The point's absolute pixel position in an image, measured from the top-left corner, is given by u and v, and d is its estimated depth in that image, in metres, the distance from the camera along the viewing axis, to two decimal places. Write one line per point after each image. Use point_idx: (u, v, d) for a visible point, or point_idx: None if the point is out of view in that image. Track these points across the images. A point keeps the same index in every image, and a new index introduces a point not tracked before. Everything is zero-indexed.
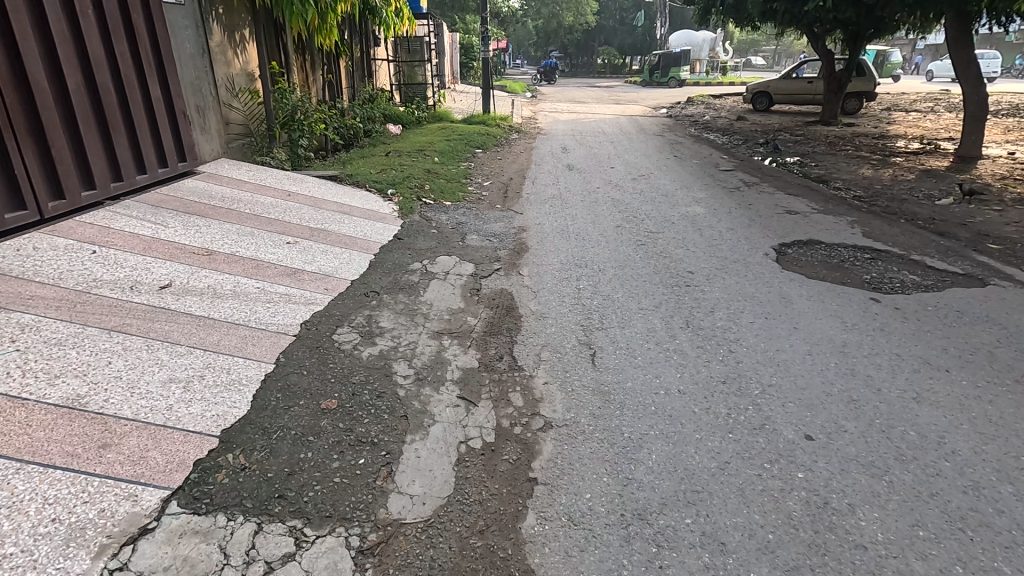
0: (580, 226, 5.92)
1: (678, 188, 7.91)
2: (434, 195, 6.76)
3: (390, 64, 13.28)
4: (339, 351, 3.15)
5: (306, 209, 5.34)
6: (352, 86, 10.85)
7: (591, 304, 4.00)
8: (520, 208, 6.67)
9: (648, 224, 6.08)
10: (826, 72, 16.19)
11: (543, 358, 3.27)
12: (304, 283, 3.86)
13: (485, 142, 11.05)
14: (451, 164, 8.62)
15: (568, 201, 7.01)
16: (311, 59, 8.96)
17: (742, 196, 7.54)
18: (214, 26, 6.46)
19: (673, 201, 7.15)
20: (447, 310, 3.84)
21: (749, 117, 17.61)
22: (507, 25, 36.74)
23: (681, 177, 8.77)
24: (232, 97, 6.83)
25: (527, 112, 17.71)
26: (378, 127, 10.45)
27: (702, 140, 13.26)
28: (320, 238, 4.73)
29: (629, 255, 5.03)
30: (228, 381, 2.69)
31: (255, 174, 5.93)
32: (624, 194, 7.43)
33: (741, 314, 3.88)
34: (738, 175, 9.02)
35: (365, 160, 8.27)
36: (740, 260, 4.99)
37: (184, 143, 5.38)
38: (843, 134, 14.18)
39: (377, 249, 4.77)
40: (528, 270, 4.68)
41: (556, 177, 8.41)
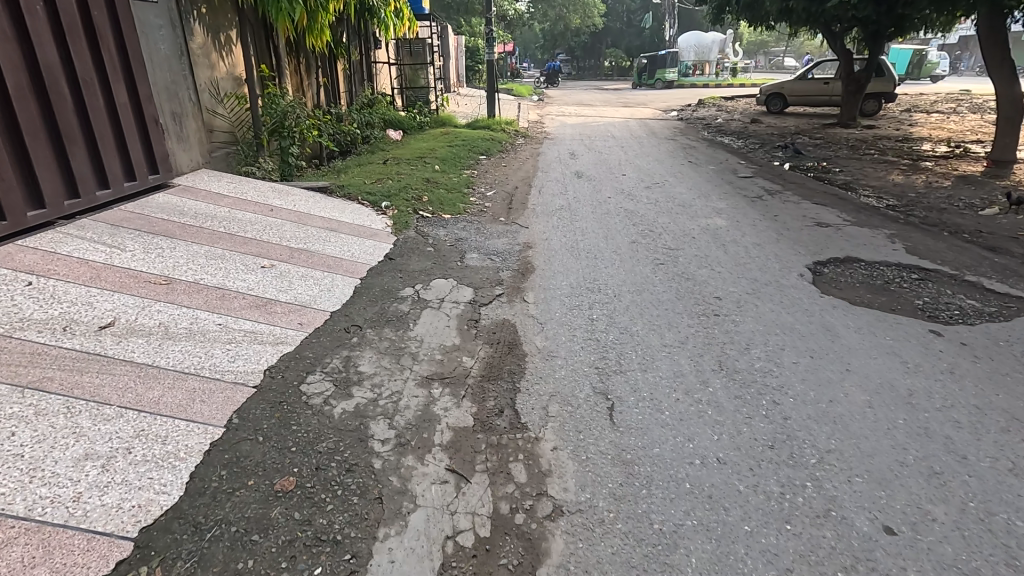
0: (592, 242, 5.39)
1: (695, 197, 7.36)
2: (433, 208, 6.24)
3: (391, 67, 12.82)
4: (305, 407, 2.63)
5: (288, 226, 4.83)
6: (350, 90, 10.42)
7: (607, 339, 3.47)
8: (526, 221, 6.15)
9: (667, 238, 5.54)
10: (844, 72, 15.62)
11: (551, 415, 2.73)
12: (275, 317, 3.35)
13: (489, 148, 10.56)
14: (453, 172, 8.12)
15: (578, 212, 6.48)
16: (304, 62, 8.49)
17: (765, 206, 6.98)
18: (196, 26, 6.00)
19: (691, 212, 6.60)
20: (440, 348, 3.33)
21: (764, 120, 17.01)
22: (513, 28, 36.32)
23: (698, 184, 8.22)
24: (217, 104, 6.37)
25: (533, 116, 17.21)
26: (377, 133, 9.98)
27: (716, 144, 12.69)
28: (301, 260, 4.23)
29: (647, 277, 4.50)
30: (161, 455, 2.18)
31: (237, 187, 5.45)
32: (638, 205, 6.89)
33: (782, 352, 3.34)
34: (758, 182, 8.45)
35: (361, 169, 7.80)
36: (773, 282, 4.44)
37: (156, 154, 4.90)
38: (864, 137, 13.55)
39: (365, 272, 4.25)
40: (534, 296, 4.15)
41: (564, 185, 7.89)
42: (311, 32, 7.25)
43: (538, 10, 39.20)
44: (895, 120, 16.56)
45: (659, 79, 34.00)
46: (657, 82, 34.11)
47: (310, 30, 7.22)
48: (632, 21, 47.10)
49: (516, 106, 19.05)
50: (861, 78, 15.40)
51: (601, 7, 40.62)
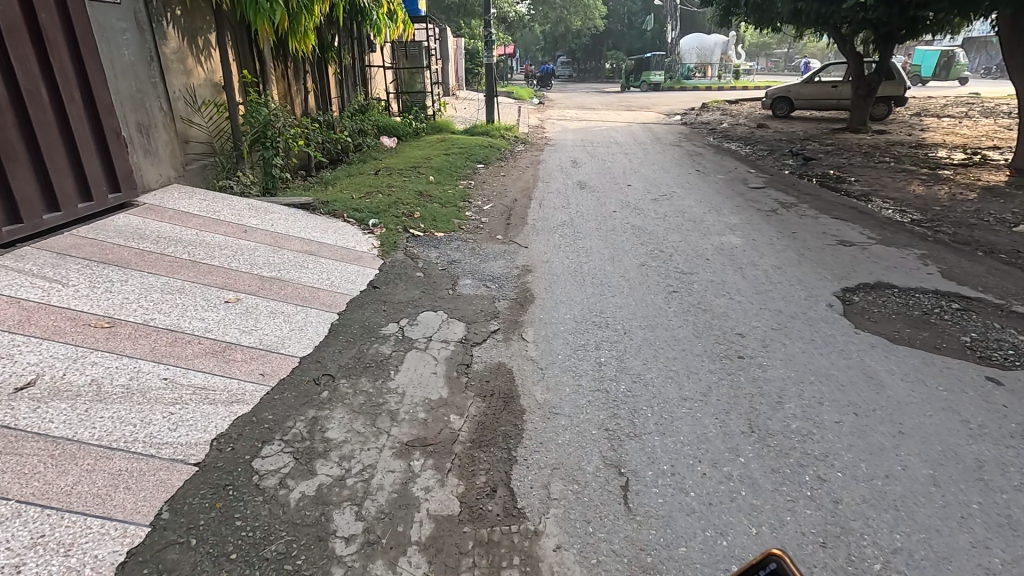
0: (597, 265, 4.94)
1: (706, 211, 6.90)
2: (424, 224, 5.78)
3: (387, 72, 12.40)
4: (256, 492, 2.17)
5: (262, 250, 4.38)
6: (342, 95, 10.00)
7: (617, 392, 3.01)
8: (525, 239, 5.69)
9: (679, 260, 5.08)
10: (854, 75, 15.12)
11: (554, 498, 2.27)
12: (232, 366, 2.89)
13: (487, 157, 10.10)
14: (448, 184, 7.67)
15: (581, 229, 6.01)
16: (291, 67, 8.07)
17: (782, 221, 6.53)
18: (170, 29, 5.58)
19: (704, 228, 6.14)
20: (423, 403, 2.87)
21: (771, 124, 16.56)
22: (513, 30, 35.93)
23: (708, 195, 7.78)
24: (194, 112, 5.93)
25: (533, 120, 16.78)
26: (370, 141, 9.56)
27: (723, 150, 12.26)
28: (272, 291, 3.77)
29: (660, 308, 4.04)
30: (59, 573, 1.72)
31: (210, 205, 5.01)
32: (646, 220, 6.43)
33: (820, 408, 2.88)
34: (771, 194, 8.00)
35: (350, 181, 7.36)
36: (801, 315, 3.97)
37: (118, 171, 4.45)
38: (876, 143, 13.09)
39: (343, 305, 3.80)
40: (533, 333, 3.69)
41: (566, 198, 7.44)
42: (294, 36, 6.81)
43: (539, 12, 38.06)
44: (906, 125, 16.10)
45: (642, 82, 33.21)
46: (643, 84, 33.39)
47: (293, 33, 6.78)
48: (634, 23, 46.72)
49: (516, 110, 18.61)
50: (873, 81, 14.88)
51: (602, 10, 40.25)
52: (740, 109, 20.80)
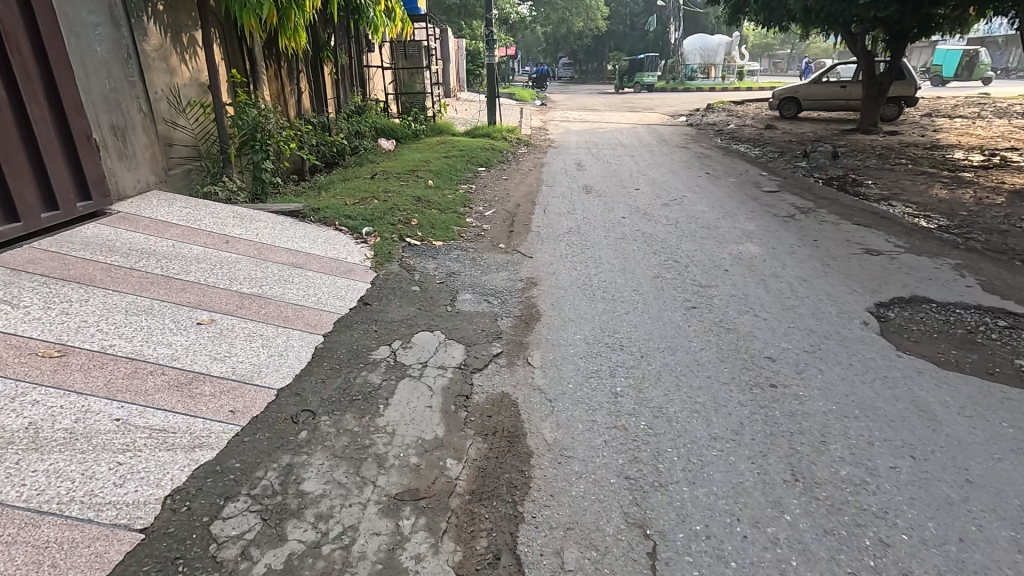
0: (607, 277, 4.59)
1: (720, 217, 6.54)
2: (422, 232, 5.42)
3: (386, 72, 12.07)
4: (212, 567, 1.81)
5: (244, 263, 4.03)
6: (339, 96, 9.67)
7: (637, 430, 2.65)
8: (529, 248, 5.34)
9: (696, 272, 4.72)
10: (865, 75, 14.73)
11: (569, 570, 1.91)
12: (198, 402, 2.53)
13: (489, 159, 9.75)
14: (448, 188, 7.32)
15: (589, 237, 5.66)
16: (283, 67, 7.74)
17: (801, 228, 6.16)
18: (150, 25, 5.24)
19: (719, 236, 5.78)
20: (415, 445, 2.50)
21: (779, 126, 16.18)
22: (515, 30, 35.63)
23: (721, 199, 7.42)
24: (178, 114, 5.59)
25: (535, 122, 16.44)
26: (367, 144, 9.23)
27: (733, 152, 11.90)
28: (251, 310, 3.41)
29: (679, 328, 3.68)
30: None
31: (190, 213, 4.66)
32: (657, 227, 6.08)
33: (870, 450, 2.51)
34: (786, 198, 7.63)
35: (345, 185, 7.01)
36: (835, 335, 3.61)
37: (88, 177, 4.10)
38: (890, 144, 12.72)
39: (330, 325, 3.45)
40: (540, 356, 3.32)
41: (572, 203, 7.08)
42: (284, 33, 6.48)
43: (543, 14, 37.84)
44: (918, 125, 15.72)
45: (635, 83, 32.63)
46: (636, 85, 32.82)
47: (283, 30, 6.45)
48: (636, 24, 46.41)
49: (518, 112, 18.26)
50: (884, 81, 14.49)
51: (605, 10, 39.93)
52: (746, 110, 20.42)
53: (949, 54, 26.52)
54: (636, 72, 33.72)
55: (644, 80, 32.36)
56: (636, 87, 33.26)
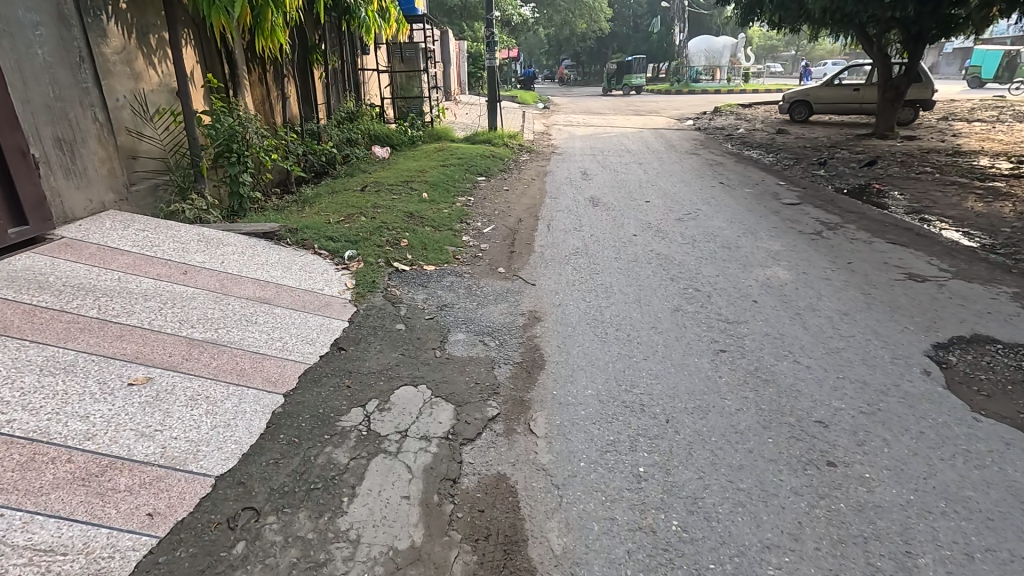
0: (619, 310, 4.03)
1: (740, 234, 5.98)
2: (413, 255, 4.88)
3: (382, 76, 11.54)
4: None
5: (201, 298, 3.47)
6: (329, 102, 9.13)
7: (668, 535, 2.09)
8: (531, 273, 4.79)
9: (721, 303, 4.16)
10: (881, 78, 14.16)
11: None
12: (106, 504, 1.96)
13: (488, 168, 9.20)
14: (443, 201, 6.76)
15: (598, 260, 5.10)
16: (265, 72, 7.22)
17: (831, 247, 5.60)
18: (111, 25, 4.72)
19: (742, 257, 5.22)
20: (385, 560, 1.95)
21: (790, 130, 15.60)
22: (518, 33, 35.16)
23: (739, 213, 6.87)
24: (144, 123, 5.05)
25: (538, 126, 15.91)
26: (360, 152, 8.70)
27: (745, 159, 11.36)
28: (199, 362, 2.85)
29: (709, 380, 3.11)
30: None
31: (148, 237, 4.11)
32: (672, 246, 5.52)
33: (971, 568, 1.94)
34: (810, 212, 7.07)
35: (331, 200, 6.48)
36: (894, 390, 3.04)
37: (24, 200, 3.56)
38: (910, 150, 12.13)
39: (294, 381, 2.89)
40: (544, 421, 2.76)
41: (578, 217, 6.53)
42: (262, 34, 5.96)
43: (546, 16, 37.42)
44: (936, 130, 15.14)
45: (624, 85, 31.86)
46: (626, 87, 32.22)
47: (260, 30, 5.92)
48: (638, 26, 45.93)
49: (519, 116, 17.73)
50: (901, 84, 13.91)
51: (608, 12, 39.44)
52: (755, 114, 19.83)
53: (989, 55, 25.90)
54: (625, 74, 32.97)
55: (633, 82, 31.59)
56: (623, 89, 32.60)
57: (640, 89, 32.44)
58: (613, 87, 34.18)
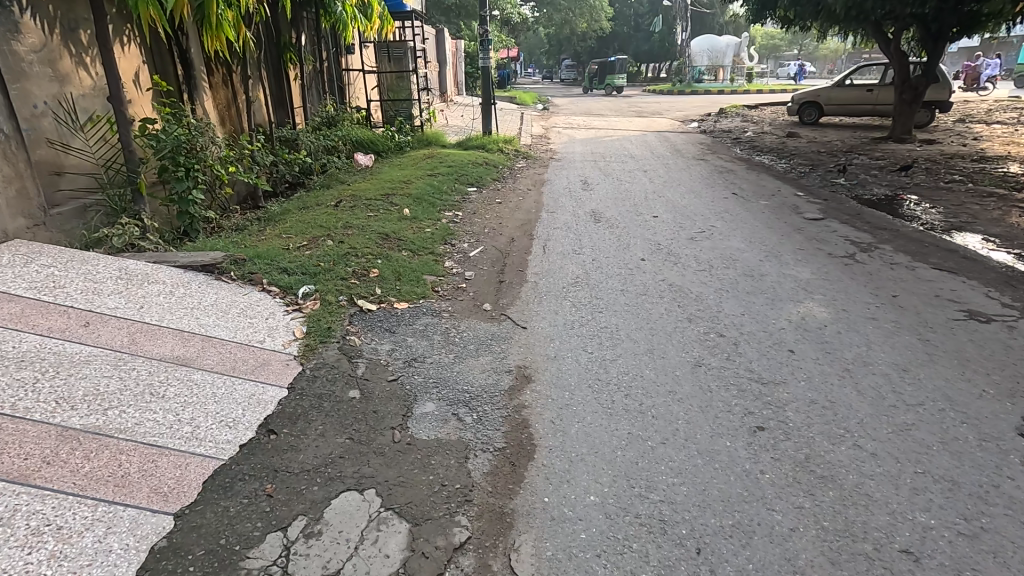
0: (628, 364, 3.30)
1: (763, 258, 5.25)
2: (383, 288, 4.15)
3: (369, 76, 10.81)
4: None
5: (99, 361, 2.73)
6: (306, 105, 8.40)
7: None
8: (522, 310, 4.07)
9: (751, 356, 3.42)
10: (898, 77, 13.41)
11: None
12: None
13: (480, 177, 8.46)
14: (426, 219, 6.03)
15: (601, 292, 4.37)
16: (225, 73, 6.48)
17: (869, 275, 4.87)
18: (26, 18, 3.99)
19: (768, 289, 4.48)
20: None
21: (801, 133, 14.86)
22: (518, 32, 34.37)
23: (758, 231, 6.14)
24: (72, 134, 4.32)
25: (537, 129, 15.19)
26: (338, 160, 7.97)
27: (757, 166, 10.62)
28: (66, 466, 2.12)
29: (749, 480, 2.37)
30: None
31: (54, 275, 3.37)
32: (686, 274, 4.79)
33: None
34: (836, 229, 6.34)
35: (299, 217, 5.76)
36: (996, 494, 2.30)
37: None
38: (933, 155, 11.38)
39: (194, 493, 2.14)
40: (530, 553, 2.03)
41: (578, 237, 5.81)
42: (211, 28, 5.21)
43: (546, 17, 36.61)
44: (954, 132, 14.40)
45: (609, 84, 31.35)
46: (608, 87, 31.86)
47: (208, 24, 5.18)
48: (640, 25, 45.07)
49: (517, 118, 17.01)
50: (920, 84, 13.16)
51: (609, 10, 38.63)
52: (762, 115, 19.05)
53: None
54: (608, 73, 32.45)
55: (615, 81, 31.79)
56: (608, 88, 31.90)
57: (621, 90, 31.72)
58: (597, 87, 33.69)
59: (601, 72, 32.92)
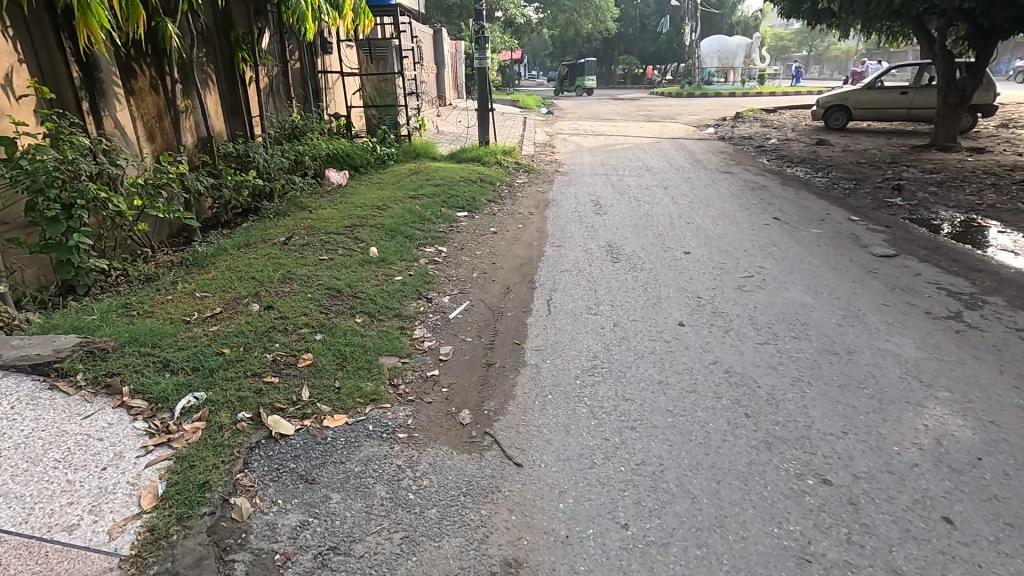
0: (684, 555, 2.01)
1: (841, 321, 3.93)
2: (313, 390, 2.85)
3: (349, 78, 9.50)
4: None
5: None
6: (266, 113, 7.09)
7: None
8: (515, 423, 2.77)
9: (887, 535, 2.10)
10: (942, 79, 12.07)
11: None
12: None
13: (473, 197, 7.15)
14: (396, 261, 4.73)
15: (630, 386, 3.07)
16: (143, 74, 5.14)
17: (995, 350, 3.53)
18: None
19: (867, 380, 3.16)
20: None
21: (831, 140, 13.51)
22: (522, 33, 33.13)
23: (822, 276, 4.82)
24: None
25: (541, 137, 13.92)
26: (302, 180, 6.67)
27: (792, 180, 9.30)
28: None
29: None
30: None
31: None
32: (745, 352, 3.47)
33: None
34: (919, 270, 5.01)
35: (232, 261, 4.47)
36: None
37: None
38: (992, 167, 10.00)
39: None
40: None
41: (591, 287, 4.52)
42: (93, 13, 3.88)
43: (551, 18, 35.28)
44: (1002, 139, 12.99)
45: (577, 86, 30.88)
46: (578, 89, 31.74)
47: (89, 7, 3.84)
48: (646, 26, 43.64)
49: (520, 124, 15.70)
50: (968, 86, 11.76)
51: (616, 10, 37.25)
52: (783, 120, 17.69)
53: None
54: (578, 75, 32.04)
55: (583, 83, 31.46)
56: (577, 91, 31.93)
57: (594, 91, 31.10)
58: (566, 90, 33.34)
59: (570, 74, 32.38)
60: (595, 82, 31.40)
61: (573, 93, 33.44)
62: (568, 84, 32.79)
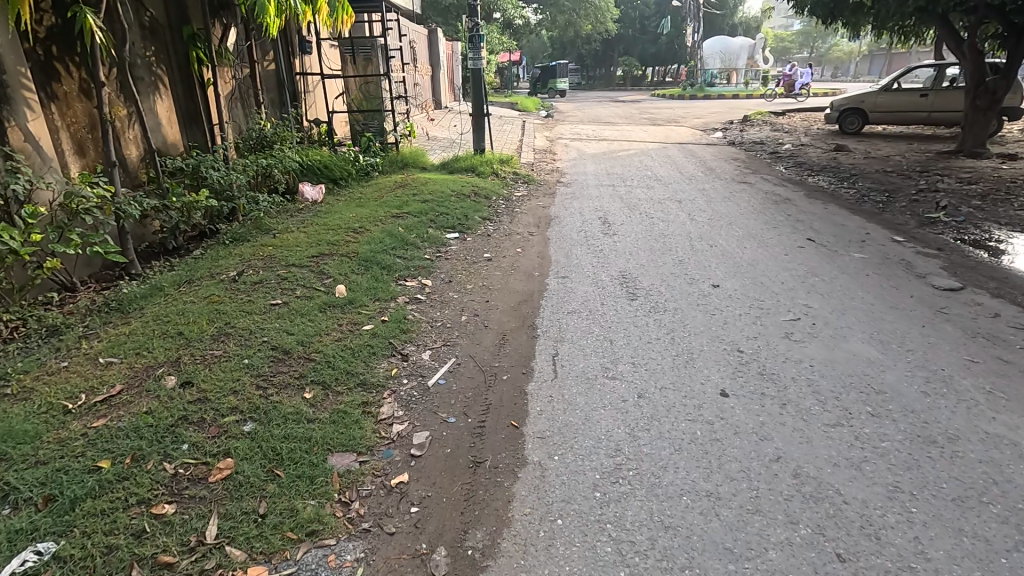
0: None
1: (927, 389, 3.08)
2: (223, 524, 2.00)
3: (331, 80, 8.66)
4: None
5: None
6: (228, 120, 6.23)
7: None
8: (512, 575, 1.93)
9: None
10: (971, 80, 11.26)
11: None
12: None
13: (466, 215, 6.31)
14: (366, 302, 3.88)
15: (668, 504, 2.24)
16: (63, 76, 4.27)
17: None
18: None
19: (991, 492, 2.32)
20: None
21: (850, 146, 12.69)
22: (520, 34, 32.30)
23: (883, 319, 3.98)
24: None
25: (540, 142, 13.08)
26: (268, 197, 5.81)
27: (817, 191, 8.48)
28: None
29: None
30: None
31: None
32: (814, 442, 2.63)
33: None
34: (997, 310, 4.17)
35: (163, 306, 3.62)
36: None
37: None
38: None
39: None
40: None
41: (606, 336, 3.68)
42: None
43: (549, 18, 34.42)
44: None
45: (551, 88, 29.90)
46: (550, 91, 31.06)
47: None
48: (647, 27, 42.84)
49: (518, 128, 14.87)
50: (999, 88, 10.94)
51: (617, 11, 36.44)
52: (795, 124, 16.88)
53: None
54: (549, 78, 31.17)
55: (558, 85, 30.93)
56: (551, 94, 31.33)
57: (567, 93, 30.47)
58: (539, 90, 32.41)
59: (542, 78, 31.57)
60: (567, 84, 30.55)
61: (554, 93, 32.50)
62: (540, 84, 31.71)
